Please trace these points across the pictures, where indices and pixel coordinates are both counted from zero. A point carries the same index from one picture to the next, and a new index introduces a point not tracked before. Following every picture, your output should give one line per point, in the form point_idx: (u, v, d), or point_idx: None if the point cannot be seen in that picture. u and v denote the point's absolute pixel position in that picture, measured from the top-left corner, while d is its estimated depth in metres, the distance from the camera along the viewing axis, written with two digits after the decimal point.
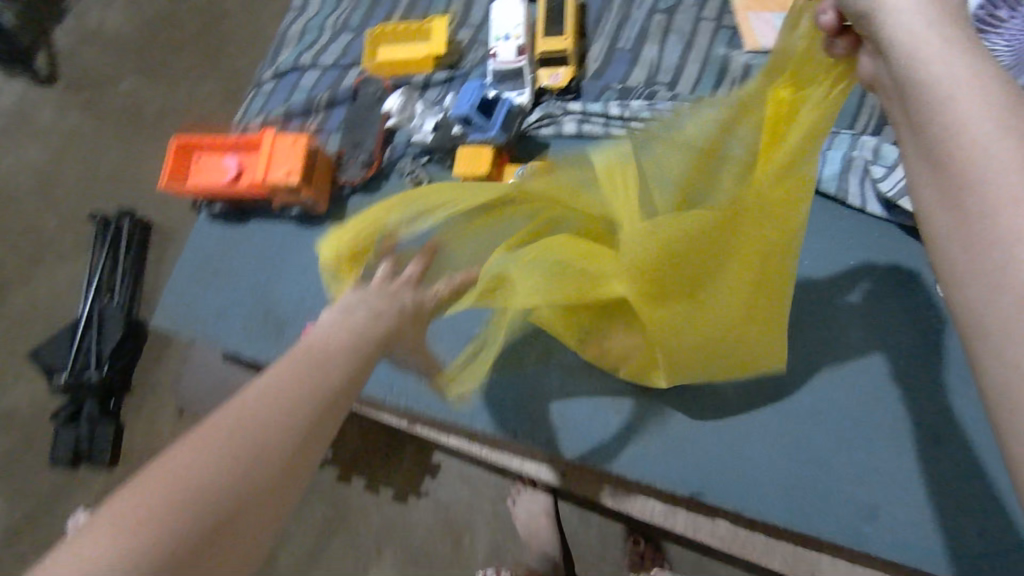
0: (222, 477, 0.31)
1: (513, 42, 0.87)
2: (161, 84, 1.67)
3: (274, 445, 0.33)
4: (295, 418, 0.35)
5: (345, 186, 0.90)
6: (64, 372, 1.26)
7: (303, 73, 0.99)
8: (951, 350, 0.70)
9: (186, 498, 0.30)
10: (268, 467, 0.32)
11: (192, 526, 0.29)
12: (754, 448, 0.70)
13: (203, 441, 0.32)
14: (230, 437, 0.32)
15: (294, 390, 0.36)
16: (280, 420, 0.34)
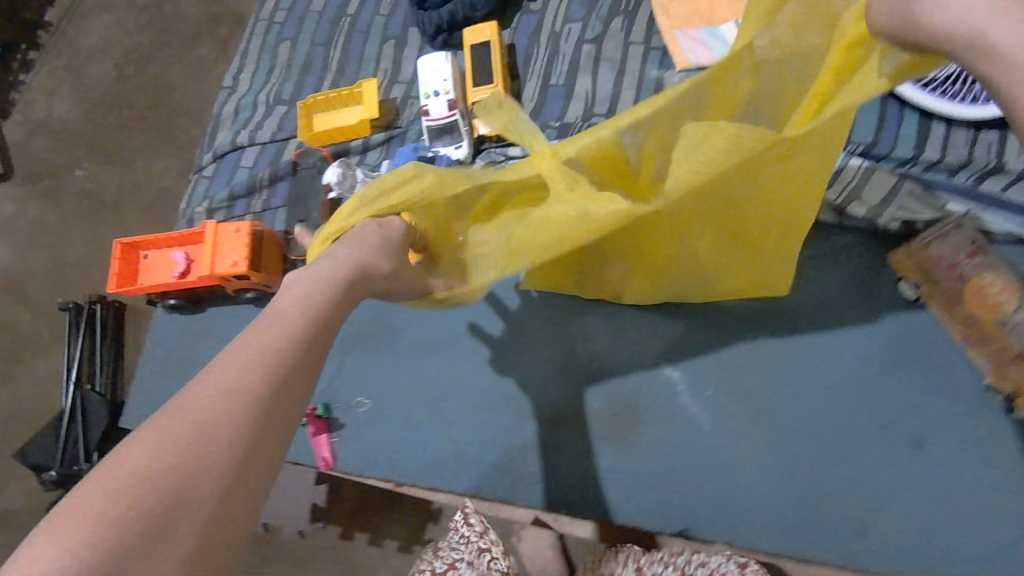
0: (183, 464, 0.33)
1: (443, 97, 0.87)
2: (116, 166, 1.66)
3: (231, 423, 0.36)
4: (247, 400, 0.37)
5: (296, 262, 0.89)
6: (52, 467, 1.17)
7: (243, 151, 0.99)
8: (909, 357, 0.74)
9: (147, 489, 0.31)
10: (229, 442, 0.35)
11: (156, 507, 0.31)
12: (740, 476, 0.74)
13: (157, 437, 0.34)
14: (190, 428, 0.35)
15: (248, 376, 0.39)
16: (217, 415, 0.36)
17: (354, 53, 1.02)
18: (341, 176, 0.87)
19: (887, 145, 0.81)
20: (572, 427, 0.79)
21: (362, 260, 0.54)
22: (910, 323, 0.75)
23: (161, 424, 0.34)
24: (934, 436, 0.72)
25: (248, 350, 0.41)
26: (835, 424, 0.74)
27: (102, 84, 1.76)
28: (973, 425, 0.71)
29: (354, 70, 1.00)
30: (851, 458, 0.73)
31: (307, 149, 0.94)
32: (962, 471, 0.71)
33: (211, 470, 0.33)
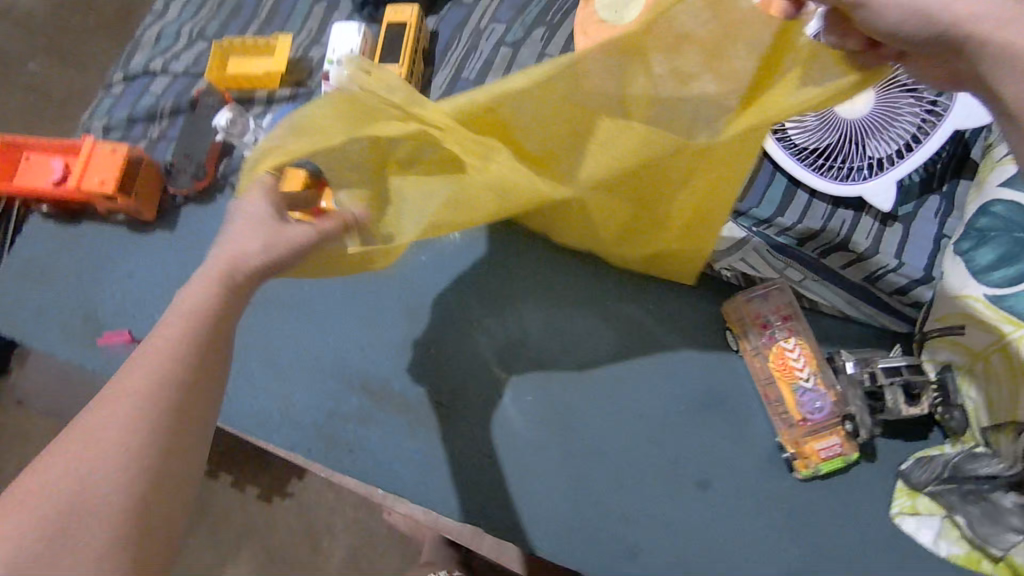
0: (108, 477, 0.42)
1: (345, 67, 0.89)
2: (66, 66, 1.61)
3: (144, 443, 0.43)
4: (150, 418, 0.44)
5: (176, 196, 0.91)
6: None
7: (154, 78, 0.99)
8: (714, 403, 0.79)
9: (63, 494, 0.40)
10: (144, 454, 0.43)
11: (50, 509, 0.40)
12: (535, 483, 0.78)
13: (78, 442, 0.42)
14: (121, 445, 0.43)
15: (144, 401, 0.44)
16: (123, 439, 0.43)
17: (285, 5, 1.02)
18: (230, 121, 0.87)
19: (751, 201, 0.82)
20: (394, 406, 0.81)
21: (235, 260, 0.55)
22: (725, 374, 0.79)
23: (79, 436, 0.43)
24: (716, 480, 0.77)
25: (119, 385, 0.45)
26: (633, 452, 0.78)
27: None
28: (752, 477, 0.76)
29: (280, 21, 1.01)
30: (639, 486, 0.77)
31: (211, 89, 0.95)
32: (731, 517, 0.76)
33: (137, 475, 0.42)
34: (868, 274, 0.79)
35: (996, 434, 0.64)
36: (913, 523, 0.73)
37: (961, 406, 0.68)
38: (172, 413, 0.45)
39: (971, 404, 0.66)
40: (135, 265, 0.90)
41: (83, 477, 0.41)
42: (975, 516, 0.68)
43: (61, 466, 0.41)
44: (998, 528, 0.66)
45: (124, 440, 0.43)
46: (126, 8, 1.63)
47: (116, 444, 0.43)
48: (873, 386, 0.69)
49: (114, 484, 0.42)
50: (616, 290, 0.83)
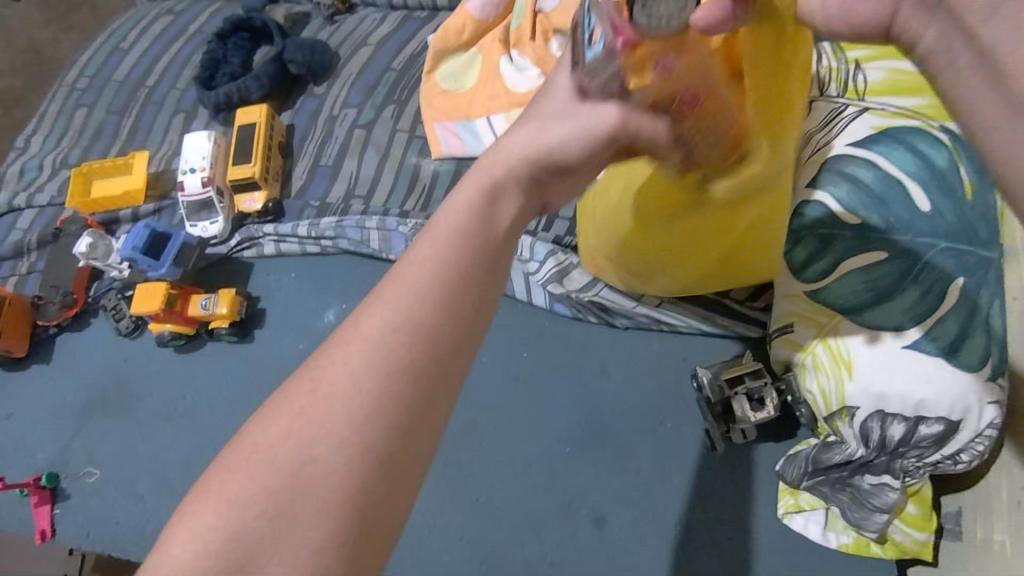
0: (304, 450, 0.30)
1: (198, 174, 0.92)
2: None
3: (355, 440, 0.30)
4: (332, 433, 0.30)
5: (47, 327, 0.92)
6: None
7: (19, 213, 1.00)
8: (600, 434, 0.83)
9: (281, 484, 0.29)
10: (376, 433, 0.31)
11: (268, 493, 0.29)
12: (436, 554, 0.79)
13: (315, 411, 0.31)
14: (274, 455, 0.30)
15: (347, 398, 0.31)
16: (347, 403, 0.31)
17: (145, 124, 1.06)
18: (90, 247, 0.89)
19: None
20: None
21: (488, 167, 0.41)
22: (599, 407, 0.84)
23: (310, 412, 0.31)
24: (611, 515, 0.79)
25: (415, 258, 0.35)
26: (524, 499, 0.80)
27: None
28: (644, 502, 0.79)
29: (141, 138, 1.05)
30: (535, 531, 0.79)
31: (75, 215, 0.96)
32: (631, 548, 0.77)
33: (291, 451, 0.30)
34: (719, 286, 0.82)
35: (835, 421, 0.67)
36: (801, 521, 0.74)
37: (806, 401, 0.71)
38: (331, 454, 0.30)
39: (811, 393, 0.69)
40: (16, 401, 0.90)
41: (295, 441, 0.30)
42: (844, 501, 0.70)
43: (311, 393, 0.32)
44: (865, 511, 0.68)
45: (374, 363, 0.32)
46: None
47: (324, 460, 0.30)
48: (723, 399, 0.74)
49: (337, 443, 0.30)
50: (495, 343, 0.89)
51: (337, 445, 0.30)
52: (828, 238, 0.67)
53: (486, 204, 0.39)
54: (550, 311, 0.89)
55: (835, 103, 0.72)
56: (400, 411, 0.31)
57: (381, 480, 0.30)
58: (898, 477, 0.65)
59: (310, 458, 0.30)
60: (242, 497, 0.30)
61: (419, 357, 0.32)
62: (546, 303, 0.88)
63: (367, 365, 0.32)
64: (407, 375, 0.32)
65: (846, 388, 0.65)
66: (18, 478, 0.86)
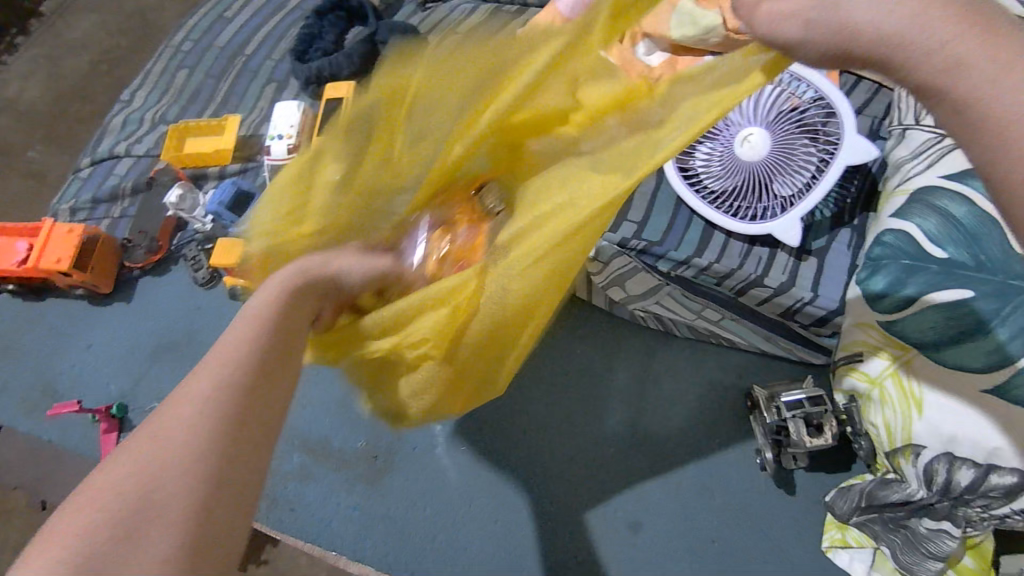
0: (133, 485, 0.33)
1: (284, 141, 0.96)
2: (21, 118, 1.55)
3: (187, 469, 0.34)
4: (170, 460, 0.34)
5: (131, 269, 0.98)
6: None
7: (118, 161, 1.07)
8: (645, 441, 0.82)
9: (116, 516, 0.32)
10: (208, 455, 0.35)
11: (102, 532, 0.31)
12: (468, 534, 0.80)
13: (141, 462, 0.34)
14: (116, 495, 0.32)
15: (185, 431, 0.35)
16: (178, 436, 0.35)
17: (240, 89, 1.11)
18: (179, 199, 0.94)
19: (670, 244, 0.82)
20: (333, 462, 0.85)
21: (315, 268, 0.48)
22: (648, 413, 0.83)
23: (147, 446, 0.34)
24: (647, 522, 0.78)
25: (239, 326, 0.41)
26: (560, 494, 0.81)
27: (57, 34, 1.64)
28: (682, 514, 0.78)
29: (235, 102, 1.10)
30: (568, 527, 0.79)
31: (167, 167, 1.02)
32: (663, 557, 0.77)
33: (126, 489, 0.33)
34: (785, 308, 0.81)
35: (897, 458, 0.65)
36: (846, 557, 0.72)
37: (867, 433, 0.69)
38: (171, 482, 0.33)
39: (874, 427, 0.67)
40: (96, 334, 0.96)
41: (140, 483, 0.33)
42: (898, 542, 0.68)
43: (131, 447, 0.34)
44: (919, 556, 0.66)
45: (216, 404, 0.36)
46: (92, 70, 1.58)
47: (162, 479, 0.33)
48: (779, 421, 0.72)
49: (181, 462, 0.34)
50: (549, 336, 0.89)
51: (161, 470, 0.33)
52: (911, 269, 0.65)
53: (298, 307, 0.45)
54: (610, 312, 0.90)
55: (931, 134, 0.71)
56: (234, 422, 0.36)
57: (212, 492, 0.34)
58: (960, 525, 0.62)
59: (167, 470, 0.33)
60: (92, 529, 0.31)
61: (241, 395, 0.37)
62: (607, 305, 0.89)
63: (200, 405, 0.36)
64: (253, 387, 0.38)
65: (913, 424, 0.63)
66: (91, 405, 0.92)
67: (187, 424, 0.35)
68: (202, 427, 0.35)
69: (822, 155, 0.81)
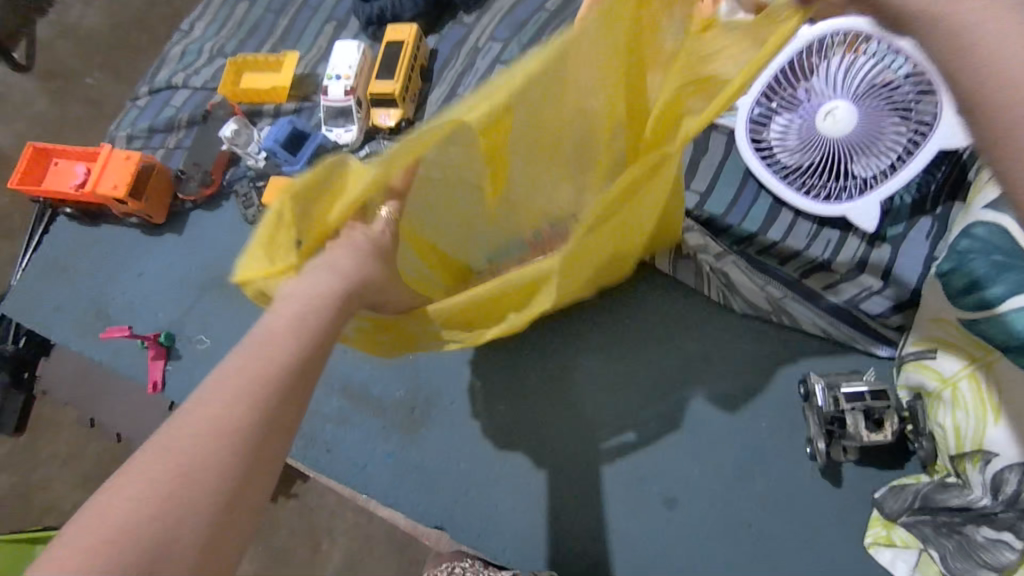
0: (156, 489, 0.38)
1: (342, 82, 0.94)
2: (81, 43, 1.55)
3: (202, 476, 0.39)
4: (198, 465, 0.39)
5: (184, 201, 0.98)
6: None
7: (175, 92, 1.06)
8: (688, 419, 0.80)
9: (133, 520, 0.36)
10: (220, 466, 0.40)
11: (126, 526, 0.36)
12: (501, 492, 0.80)
13: (157, 457, 0.39)
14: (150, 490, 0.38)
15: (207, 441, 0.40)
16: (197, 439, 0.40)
17: (299, 26, 1.09)
18: (234, 133, 0.93)
19: (736, 218, 0.81)
20: (371, 409, 0.86)
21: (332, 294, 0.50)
22: (693, 391, 0.81)
23: (155, 455, 0.39)
24: (683, 499, 0.77)
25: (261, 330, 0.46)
26: (596, 462, 0.80)
27: None
28: (720, 495, 0.77)
29: (294, 38, 1.08)
30: (602, 496, 0.78)
31: (224, 101, 1.01)
32: (697, 535, 0.76)
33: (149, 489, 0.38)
34: (851, 295, 0.78)
35: (962, 463, 0.61)
36: (889, 555, 0.70)
37: (931, 434, 0.66)
38: (196, 487, 0.38)
39: (940, 428, 0.64)
40: (147, 263, 0.97)
41: (152, 516, 0.37)
42: (951, 548, 0.64)
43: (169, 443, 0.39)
44: (970, 564, 0.62)
45: (221, 415, 0.41)
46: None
47: (174, 477, 0.38)
48: (835, 411, 0.68)
49: (194, 473, 0.39)
50: (599, 303, 0.86)
51: (176, 472, 0.38)
52: (999, 267, 0.59)
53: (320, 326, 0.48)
54: (669, 278, 0.85)
55: None
56: (242, 455, 0.40)
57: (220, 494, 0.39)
58: (1021, 538, 0.58)
59: (174, 496, 0.38)
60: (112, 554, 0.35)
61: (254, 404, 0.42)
62: (670, 270, 0.84)
63: (212, 418, 0.41)
64: (263, 409, 0.42)
65: (986, 431, 0.59)
66: (140, 332, 0.93)
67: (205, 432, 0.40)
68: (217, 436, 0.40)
69: (911, 137, 0.75)
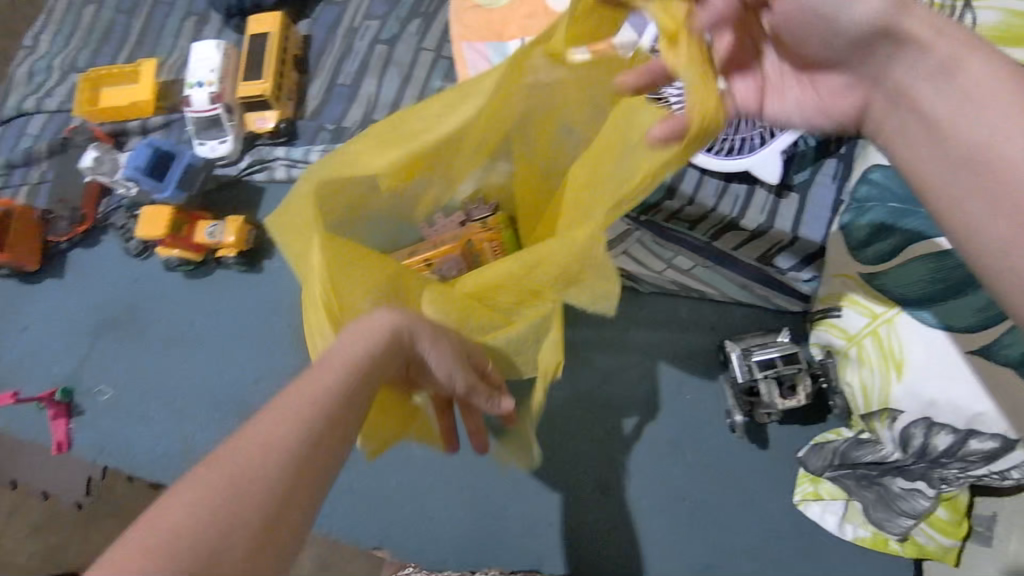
0: (236, 481, 0.32)
1: (206, 89, 0.85)
2: None
3: (268, 468, 0.33)
4: (282, 461, 0.34)
5: (58, 242, 0.90)
6: None
7: (29, 119, 0.96)
8: (614, 399, 0.79)
9: (203, 513, 0.30)
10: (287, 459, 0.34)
11: (192, 516, 0.30)
12: (437, 502, 0.78)
13: (223, 458, 0.33)
14: (241, 483, 0.32)
15: (293, 435, 0.35)
16: (284, 432, 0.35)
17: (156, 26, 0.98)
18: (96, 162, 0.85)
19: None
20: None
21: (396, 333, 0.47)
22: (615, 371, 0.80)
23: (225, 457, 0.33)
24: (618, 483, 0.76)
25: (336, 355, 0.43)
26: (530, 457, 0.78)
27: None
28: (654, 472, 0.76)
29: (152, 41, 0.97)
30: (539, 491, 0.77)
31: (82, 125, 0.92)
32: (635, 516, 0.75)
33: (208, 479, 0.31)
34: (763, 252, 0.73)
35: (873, 421, 0.61)
36: (817, 509, 0.71)
37: (844, 392, 0.65)
38: (286, 484, 0.33)
39: (850, 388, 0.63)
40: (31, 315, 0.90)
41: (220, 506, 0.30)
42: (871, 499, 0.65)
43: (265, 432, 0.35)
44: (891, 513, 0.63)
45: (307, 417, 0.37)
46: None
47: (245, 466, 0.33)
48: (750, 381, 0.67)
49: (280, 464, 0.34)
50: None
51: (255, 464, 0.33)
52: (897, 214, 0.56)
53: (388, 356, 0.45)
54: None
55: None
56: (324, 434, 0.37)
57: (282, 489, 0.33)
58: (934, 486, 0.59)
59: (252, 487, 0.32)
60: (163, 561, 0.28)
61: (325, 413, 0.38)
62: None
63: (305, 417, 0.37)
64: (348, 395, 0.41)
65: (892, 389, 0.58)
66: (34, 391, 0.87)
67: (288, 429, 0.36)
68: (291, 433, 0.35)
69: None
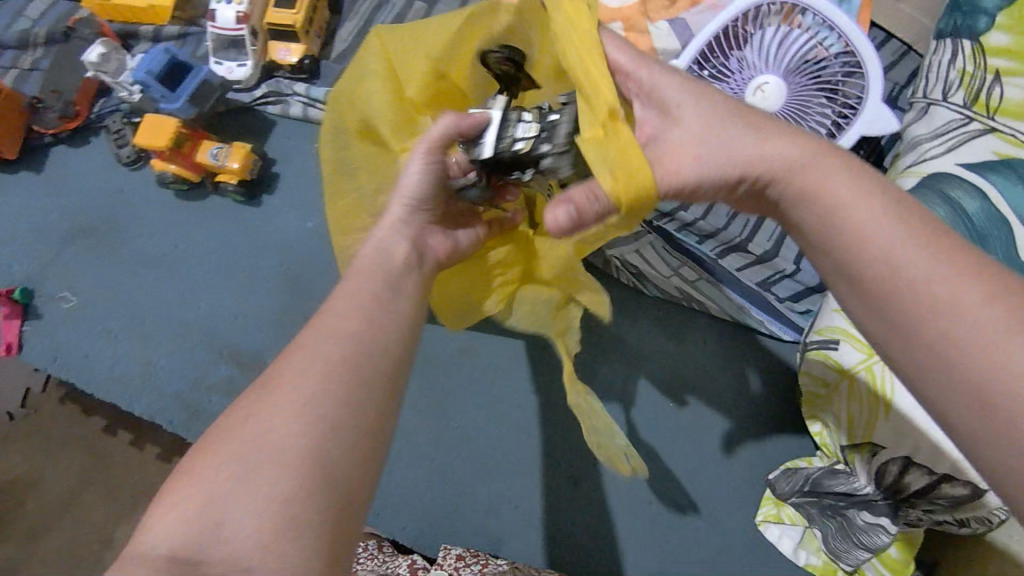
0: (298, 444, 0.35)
1: (233, 8, 0.81)
2: None
3: (337, 421, 0.36)
4: (322, 415, 0.36)
5: (43, 135, 0.84)
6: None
7: (29, 0, 0.89)
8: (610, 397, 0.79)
9: (270, 462, 0.34)
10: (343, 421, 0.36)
11: (288, 453, 0.34)
12: (404, 470, 0.77)
13: (283, 406, 0.36)
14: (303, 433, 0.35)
15: (329, 394, 0.36)
16: (308, 395, 0.36)
17: None
18: (100, 58, 0.79)
19: None
20: None
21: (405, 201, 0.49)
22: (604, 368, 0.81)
23: (248, 427, 0.36)
24: (588, 477, 0.76)
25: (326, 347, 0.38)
26: (507, 439, 0.77)
27: None
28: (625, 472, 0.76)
29: None
30: (509, 473, 0.76)
31: (90, 18, 0.86)
32: (599, 514, 0.75)
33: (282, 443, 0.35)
34: (765, 277, 0.77)
35: (851, 452, 0.64)
36: (776, 531, 0.72)
37: (827, 422, 0.68)
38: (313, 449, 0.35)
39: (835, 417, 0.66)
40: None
41: (306, 445, 0.35)
42: (831, 529, 0.67)
43: (282, 404, 0.36)
44: (850, 544, 0.66)
45: (331, 382, 0.37)
46: None
47: (292, 435, 0.35)
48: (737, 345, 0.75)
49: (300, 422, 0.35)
50: None
51: (310, 428, 0.35)
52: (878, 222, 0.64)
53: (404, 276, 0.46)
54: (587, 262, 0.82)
55: (957, 114, 0.70)
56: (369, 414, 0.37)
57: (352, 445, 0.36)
58: (897, 523, 0.62)
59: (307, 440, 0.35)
60: (261, 512, 0.33)
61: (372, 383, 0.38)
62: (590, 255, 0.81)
63: (314, 397, 0.36)
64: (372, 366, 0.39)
65: (876, 423, 0.60)
66: None
67: (316, 392, 0.36)
68: (328, 403, 0.36)
69: (836, 120, 0.74)
